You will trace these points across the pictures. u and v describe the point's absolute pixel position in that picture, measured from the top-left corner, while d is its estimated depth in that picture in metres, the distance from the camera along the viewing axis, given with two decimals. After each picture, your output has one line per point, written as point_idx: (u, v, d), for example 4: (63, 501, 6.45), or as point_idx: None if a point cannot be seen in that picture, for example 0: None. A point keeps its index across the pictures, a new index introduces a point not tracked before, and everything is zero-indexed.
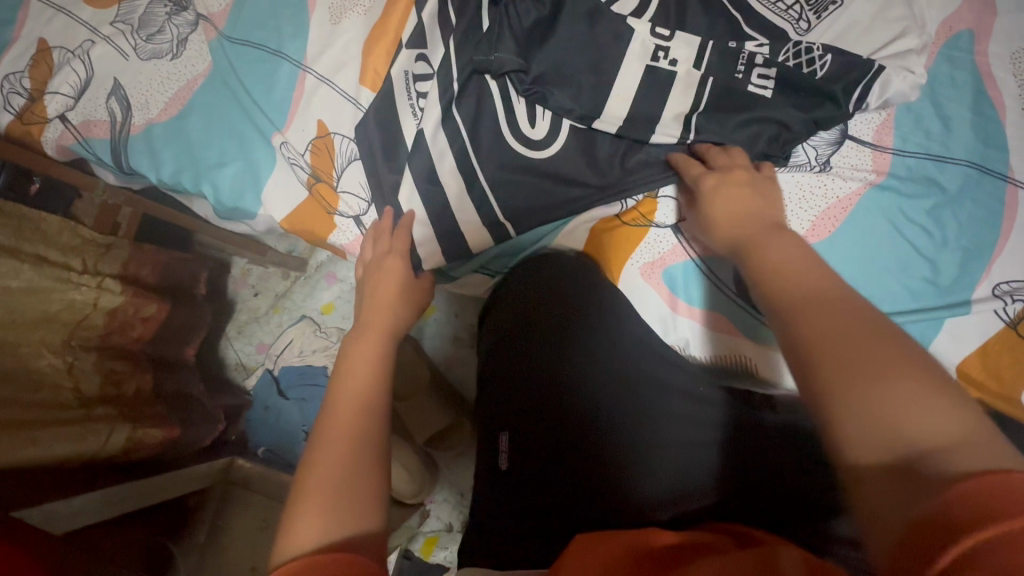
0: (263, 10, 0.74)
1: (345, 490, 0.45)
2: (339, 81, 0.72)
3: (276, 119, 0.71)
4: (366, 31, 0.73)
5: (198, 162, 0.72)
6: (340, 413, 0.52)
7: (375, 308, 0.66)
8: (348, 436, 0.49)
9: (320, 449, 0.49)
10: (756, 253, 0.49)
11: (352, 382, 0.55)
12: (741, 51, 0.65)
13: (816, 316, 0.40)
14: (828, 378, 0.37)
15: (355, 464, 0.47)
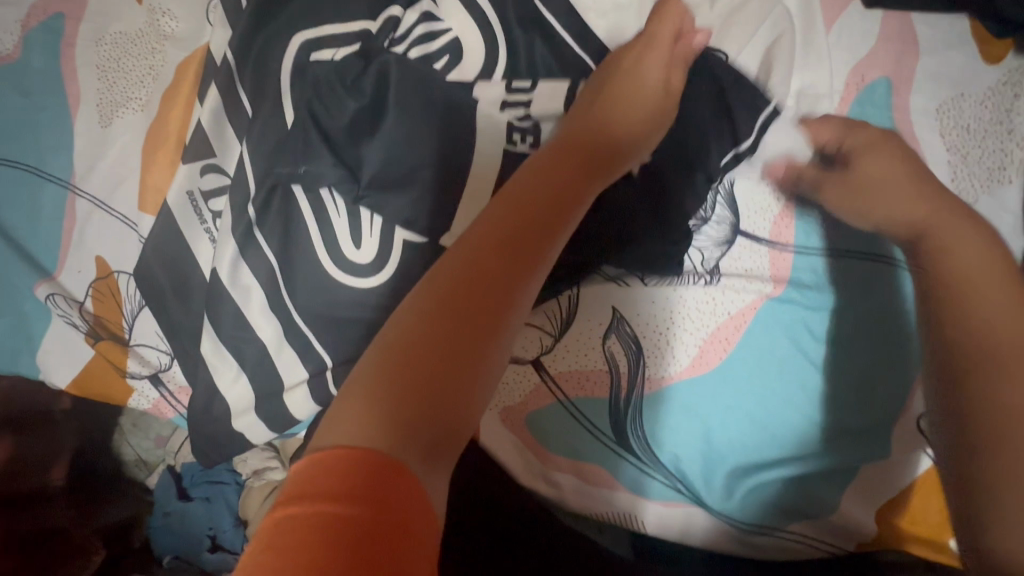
0: (16, 115, 0.59)
1: (412, 416, 0.28)
2: (118, 200, 0.58)
3: (45, 260, 0.58)
4: (145, 133, 0.58)
5: None
6: (437, 307, 0.31)
7: (557, 155, 0.42)
8: (418, 356, 0.29)
9: (382, 345, 0.30)
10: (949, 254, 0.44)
11: (487, 240, 0.33)
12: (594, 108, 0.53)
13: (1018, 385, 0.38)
14: (996, 429, 0.37)
15: (450, 399, 0.29)
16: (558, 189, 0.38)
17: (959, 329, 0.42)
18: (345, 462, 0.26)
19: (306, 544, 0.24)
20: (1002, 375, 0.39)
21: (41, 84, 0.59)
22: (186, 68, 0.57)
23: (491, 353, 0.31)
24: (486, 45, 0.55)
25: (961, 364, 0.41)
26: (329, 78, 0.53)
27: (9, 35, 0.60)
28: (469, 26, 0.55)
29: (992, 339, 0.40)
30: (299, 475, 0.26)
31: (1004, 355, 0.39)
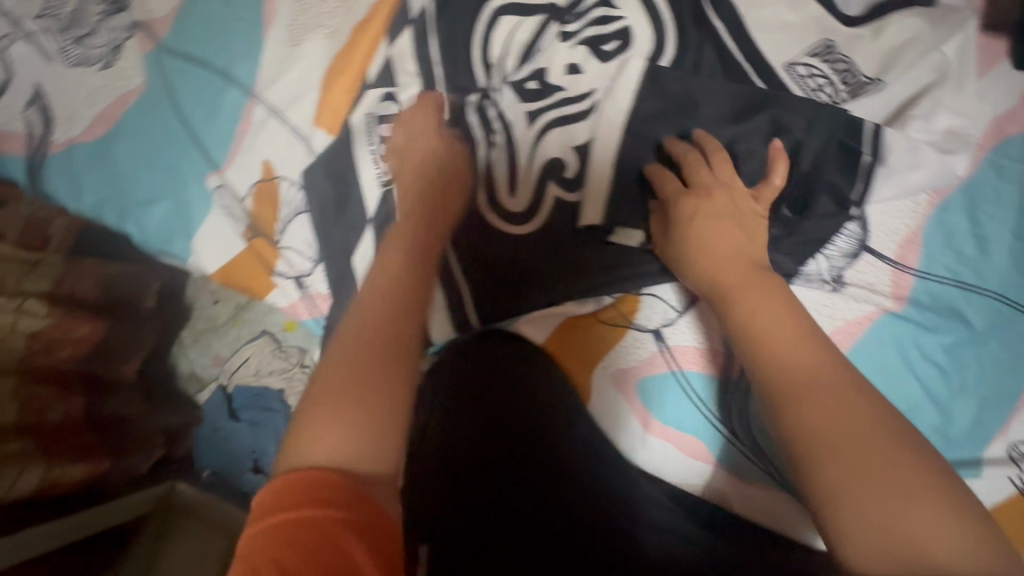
0: (212, 20, 0.64)
1: (366, 437, 0.40)
2: (293, 115, 0.62)
3: (215, 154, 0.62)
4: (330, 58, 0.63)
5: (124, 195, 0.62)
6: (338, 362, 0.43)
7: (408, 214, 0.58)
8: (352, 399, 0.41)
9: (308, 406, 0.41)
10: (732, 301, 0.49)
11: (381, 324, 0.46)
12: (761, 112, 0.57)
13: (813, 403, 0.41)
14: (819, 448, 0.39)
15: (384, 408, 0.41)
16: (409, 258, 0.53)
17: (808, 414, 0.40)
18: (293, 479, 0.37)
19: (301, 538, 0.35)
20: (826, 415, 0.40)
21: None
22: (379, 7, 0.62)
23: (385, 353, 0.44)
24: (655, 41, 0.62)
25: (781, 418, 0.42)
26: None
27: None
28: (643, 23, 0.62)
29: (806, 404, 0.41)
30: (271, 494, 0.37)
31: (805, 421, 0.40)
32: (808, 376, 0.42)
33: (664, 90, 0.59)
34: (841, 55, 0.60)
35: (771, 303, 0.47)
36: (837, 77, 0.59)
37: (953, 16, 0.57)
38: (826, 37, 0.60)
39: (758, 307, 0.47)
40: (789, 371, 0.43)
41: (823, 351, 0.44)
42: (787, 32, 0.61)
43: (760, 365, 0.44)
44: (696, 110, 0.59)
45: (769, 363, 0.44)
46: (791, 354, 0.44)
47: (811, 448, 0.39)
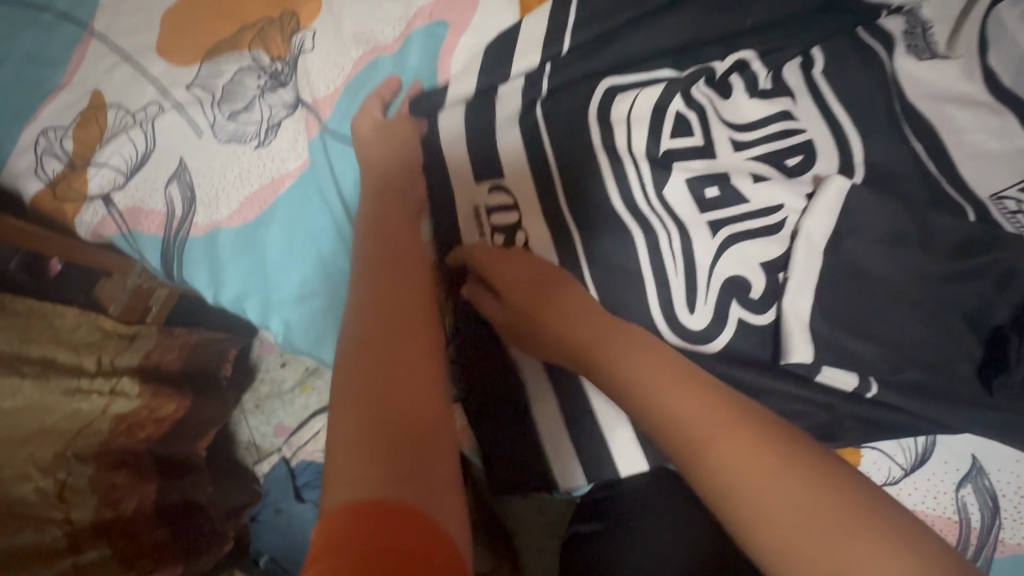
0: (379, 105, 0.59)
1: (378, 445, 0.33)
2: (464, 215, 0.59)
3: None
4: (499, 155, 0.58)
5: (269, 288, 0.57)
6: (348, 353, 0.38)
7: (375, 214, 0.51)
8: (369, 393, 0.35)
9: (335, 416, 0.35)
10: (592, 353, 0.47)
11: (367, 305, 0.40)
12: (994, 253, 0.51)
13: (728, 449, 0.38)
14: (737, 500, 0.37)
15: (418, 398, 0.36)
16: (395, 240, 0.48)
17: (715, 461, 0.38)
18: (343, 518, 0.30)
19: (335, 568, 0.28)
20: (742, 461, 0.37)
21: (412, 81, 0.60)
22: (560, 104, 0.58)
23: (380, 339, 0.38)
24: (843, 160, 0.57)
25: (685, 461, 0.40)
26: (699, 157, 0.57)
27: (392, 29, 0.61)
28: (828, 139, 0.58)
29: (707, 448, 0.39)
30: (323, 539, 0.30)
31: (717, 472, 0.38)
32: (699, 428, 0.39)
33: (878, 214, 0.54)
34: None
35: (667, 364, 0.44)
36: None
37: None
38: None
39: (630, 345, 0.46)
40: (670, 420, 0.41)
41: (704, 390, 0.42)
42: (992, 161, 0.57)
43: (637, 407, 0.43)
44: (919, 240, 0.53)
45: (646, 406, 0.42)
46: (671, 395, 0.42)
47: (731, 500, 0.37)
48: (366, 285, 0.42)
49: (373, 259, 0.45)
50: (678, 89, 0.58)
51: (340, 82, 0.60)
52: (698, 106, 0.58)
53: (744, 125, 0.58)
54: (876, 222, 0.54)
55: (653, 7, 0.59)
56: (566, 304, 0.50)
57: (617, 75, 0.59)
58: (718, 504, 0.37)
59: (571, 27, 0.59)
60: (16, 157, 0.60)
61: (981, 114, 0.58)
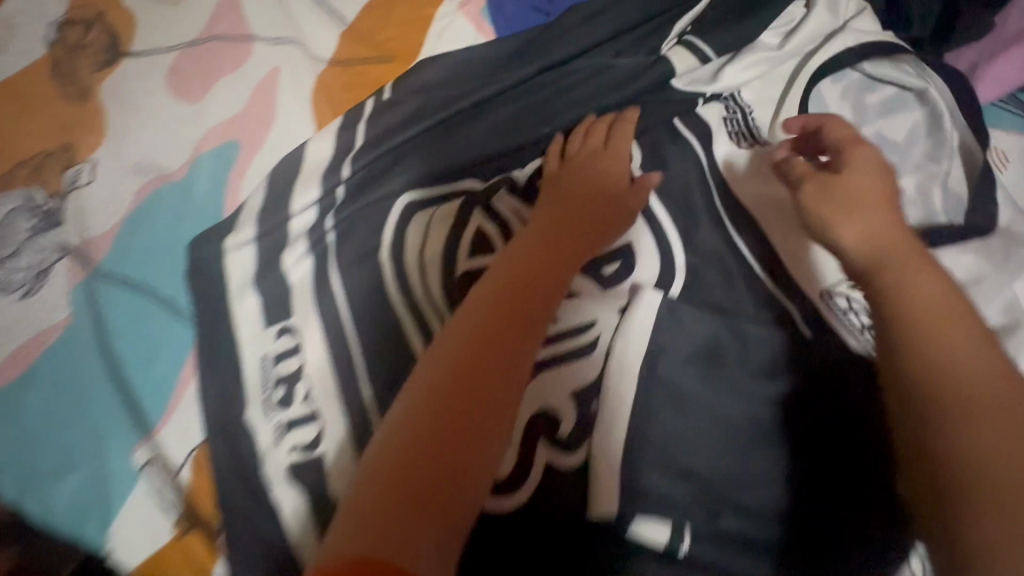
0: (158, 239, 0.54)
1: (398, 531, 0.32)
2: (250, 359, 0.51)
3: (151, 408, 0.50)
4: (289, 285, 0.53)
5: (22, 465, 0.48)
6: (409, 400, 0.38)
7: (547, 226, 0.51)
8: (394, 482, 0.34)
9: (372, 457, 0.36)
10: (884, 297, 0.40)
11: (446, 359, 0.39)
12: (804, 366, 0.48)
13: (987, 425, 0.32)
14: (986, 492, 0.30)
15: (454, 462, 0.35)
16: (534, 271, 0.46)
17: (962, 443, 0.32)
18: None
19: None
20: (989, 420, 0.32)
21: (200, 209, 0.55)
22: (355, 228, 0.54)
23: (450, 403, 0.37)
24: (662, 265, 0.53)
25: (887, 357, 0.37)
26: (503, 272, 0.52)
27: (180, 155, 0.57)
28: (649, 241, 0.54)
29: (949, 370, 0.34)
30: None
31: (983, 454, 0.31)
32: (936, 384, 0.34)
33: (686, 329, 0.50)
34: None
35: (941, 314, 0.37)
36: None
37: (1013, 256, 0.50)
38: None
39: (918, 306, 0.38)
40: (938, 373, 0.34)
41: (1010, 376, 0.34)
42: (815, 254, 0.53)
43: (915, 361, 0.36)
44: (729, 354, 0.49)
45: (911, 356, 0.36)
46: (933, 345, 0.35)
47: (978, 471, 0.31)
48: (449, 339, 0.41)
49: (481, 304, 0.42)
50: (475, 204, 0.55)
51: (118, 218, 0.55)
52: (500, 216, 0.55)
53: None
54: (686, 335, 0.50)
55: (448, 116, 0.57)
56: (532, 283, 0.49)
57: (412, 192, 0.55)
58: (941, 476, 0.32)
59: (360, 145, 0.56)
60: None
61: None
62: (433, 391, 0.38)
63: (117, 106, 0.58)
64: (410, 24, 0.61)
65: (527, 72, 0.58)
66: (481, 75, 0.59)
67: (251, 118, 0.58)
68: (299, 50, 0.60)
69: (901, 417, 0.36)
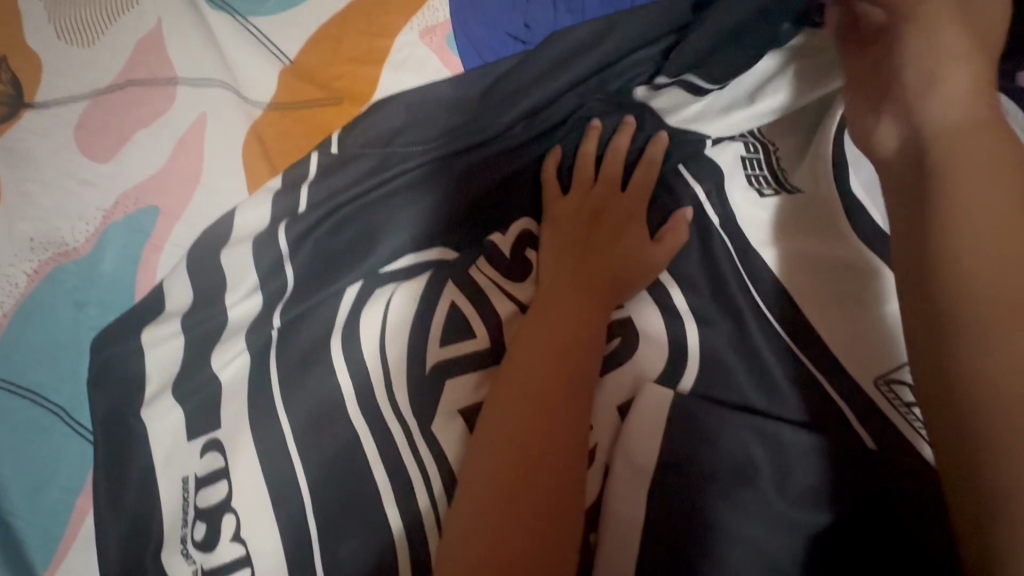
0: (59, 332, 0.45)
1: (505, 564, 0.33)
2: (167, 484, 0.40)
3: (36, 552, 0.40)
4: (212, 388, 0.42)
5: None
6: (478, 480, 0.36)
7: (571, 273, 0.44)
8: (499, 523, 0.35)
9: (465, 503, 0.36)
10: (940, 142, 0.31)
11: (519, 400, 0.38)
12: (870, 495, 0.36)
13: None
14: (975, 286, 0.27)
15: (550, 503, 0.35)
16: (565, 342, 0.40)
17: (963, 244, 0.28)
18: None
19: None
20: (1019, 317, 0.26)
21: (107, 289, 0.46)
22: (295, 310, 0.43)
23: (541, 450, 0.36)
24: (671, 351, 0.43)
25: (927, 206, 0.30)
26: (481, 365, 0.42)
27: (84, 226, 0.48)
28: (654, 320, 0.44)
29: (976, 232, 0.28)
30: None
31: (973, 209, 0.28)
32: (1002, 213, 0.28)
33: (710, 439, 0.39)
34: None
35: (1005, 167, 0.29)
36: None
37: None
38: None
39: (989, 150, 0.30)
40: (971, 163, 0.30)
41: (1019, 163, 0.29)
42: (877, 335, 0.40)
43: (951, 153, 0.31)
44: (769, 471, 0.38)
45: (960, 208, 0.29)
46: (978, 153, 0.30)
47: (984, 255, 0.27)
48: (519, 371, 0.39)
49: (513, 402, 0.38)
50: (446, 278, 0.44)
51: (8, 306, 0.45)
52: (479, 295, 0.44)
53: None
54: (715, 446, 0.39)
55: (406, 170, 0.46)
56: None
57: (366, 264, 0.44)
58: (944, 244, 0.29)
59: (303, 210, 0.45)
60: None
61: (836, 258, 0.42)
62: (526, 438, 0.37)
63: (16, 168, 0.49)
64: (358, 59, 0.52)
65: (506, 118, 0.47)
66: (453, 119, 0.48)
67: (170, 177, 0.49)
68: (228, 94, 0.51)
69: (908, 249, 0.30)
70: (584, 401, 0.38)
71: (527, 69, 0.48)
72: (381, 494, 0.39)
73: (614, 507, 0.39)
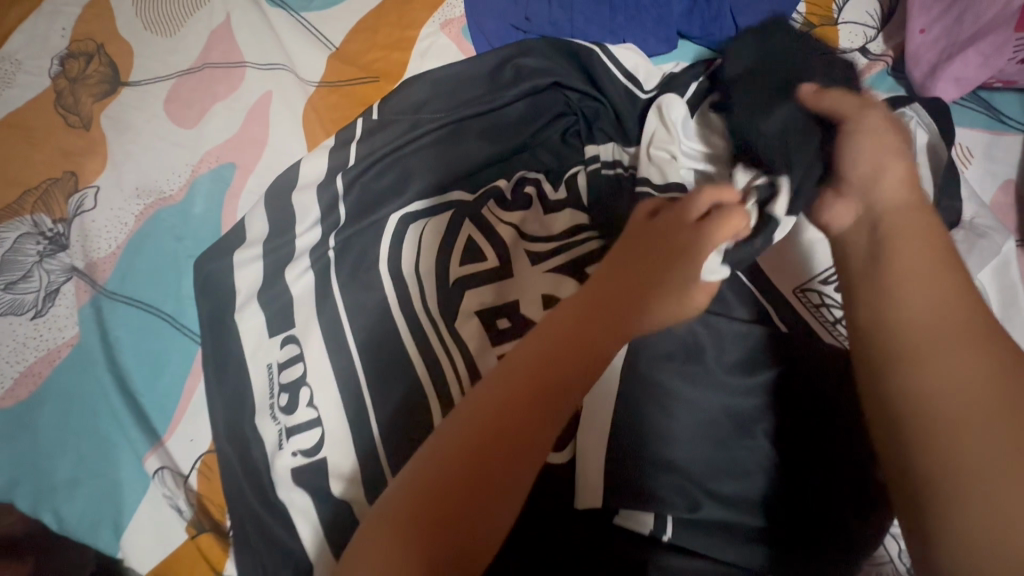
0: (162, 258, 0.57)
1: (480, 438, 0.35)
2: (256, 367, 0.53)
3: (156, 420, 0.53)
4: (290, 299, 0.54)
5: (43, 475, 0.52)
6: (530, 350, 0.37)
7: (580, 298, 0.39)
8: (509, 403, 0.35)
9: (509, 362, 0.37)
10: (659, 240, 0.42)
11: (585, 301, 0.39)
12: (779, 362, 0.49)
13: (941, 361, 0.34)
14: (920, 391, 0.34)
15: (563, 399, 0.36)
16: (558, 366, 0.36)
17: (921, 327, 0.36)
18: (437, 442, 0.35)
19: (438, 469, 0.34)
20: (934, 379, 0.34)
21: (198, 226, 0.58)
22: (349, 238, 0.55)
23: (584, 360, 0.37)
24: None
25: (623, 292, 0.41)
26: (493, 277, 0.54)
27: (176, 177, 0.60)
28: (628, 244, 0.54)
29: (935, 394, 0.34)
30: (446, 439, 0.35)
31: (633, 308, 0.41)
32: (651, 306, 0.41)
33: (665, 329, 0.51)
34: None
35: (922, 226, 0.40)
36: None
37: (983, 245, 0.51)
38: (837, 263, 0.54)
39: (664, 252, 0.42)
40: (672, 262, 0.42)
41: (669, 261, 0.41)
42: (791, 257, 0.55)
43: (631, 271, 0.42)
44: (711, 349, 0.50)
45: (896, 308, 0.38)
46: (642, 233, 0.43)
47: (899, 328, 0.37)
48: (603, 284, 0.40)
49: (572, 313, 0.38)
50: (465, 215, 0.56)
51: (121, 238, 0.58)
52: (489, 229, 0.56)
53: (546, 241, 0.56)
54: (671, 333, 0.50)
55: (434, 131, 0.58)
56: (544, 250, 0.55)
57: (404, 204, 0.56)
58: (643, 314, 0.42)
59: (353, 163, 0.57)
60: None
61: None
62: (583, 346, 0.37)
63: (119, 132, 0.62)
64: (392, 46, 0.64)
65: (510, 93, 0.59)
66: (470, 91, 0.60)
67: (244, 139, 0.61)
68: (288, 74, 0.63)
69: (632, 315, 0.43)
70: (545, 443, 0.36)
71: (528, 53, 0.60)
72: (418, 372, 0.51)
73: (599, 382, 0.50)
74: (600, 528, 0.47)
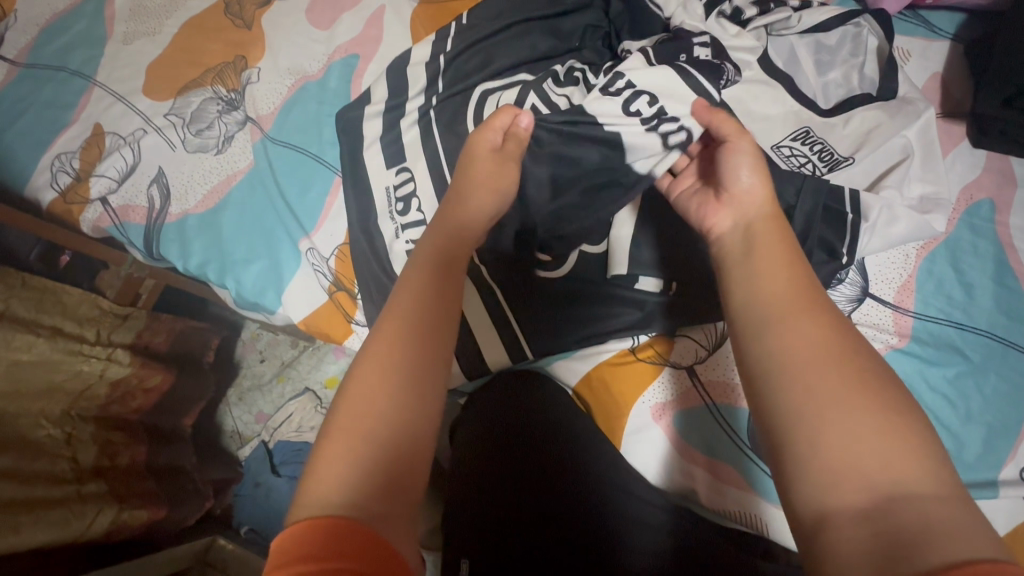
0: (308, 116, 0.79)
1: (388, 410, 0.37)
2: (378, 187, 0.73)
3: (306, 221, 0.74)
4: (402, 142, 0.74)
5: (224, 256, 0.74)
6: (372, 362, 0.39)
7: (432, 254, 0.48)
8: (376, 420, 0.37)
9: (357, 372, 0.39)
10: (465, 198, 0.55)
11: (414, 292, 0.43)
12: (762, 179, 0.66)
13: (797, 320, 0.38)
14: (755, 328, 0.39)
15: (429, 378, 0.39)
16: (425, 339, 0.41)
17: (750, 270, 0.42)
18: (333, 464, 0.35)
19: (333, 478, 0.34)
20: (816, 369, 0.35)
21: (333, 96, 0.80)
22: (445, 99, 0.75)
23: (438, 322, 0.42)
24: None
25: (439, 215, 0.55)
26: None
27: (317, 63, 0.82)
28: None
29: (794, 354, 0.36)
30: (321, 473, 0.35)
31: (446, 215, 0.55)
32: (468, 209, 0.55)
33: None
34: (818, 137, 0.72)
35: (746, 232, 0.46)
36: (816, 157, 0.71)
37: (909, 110, 0.70)
38: (804, 124, 0.72)
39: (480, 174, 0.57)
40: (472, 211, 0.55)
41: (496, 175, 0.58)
42: (771, 120, 0.73)
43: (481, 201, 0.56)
44: None
45: (750, 293, 0.41)
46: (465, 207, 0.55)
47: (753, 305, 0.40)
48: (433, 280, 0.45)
49: (406, 299, 0.43)
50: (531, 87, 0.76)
51: (278, 102, 0.79)
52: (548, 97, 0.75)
53: None
54: None
55: (508, 30, 0.79)
56: None
57: (486, 77, 0.76)
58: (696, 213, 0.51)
59: (449, 51, 0.78)
60: (37, 174, 0.79)
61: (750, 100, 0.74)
62: (423, 317, 0.42)
63: (274, 32, 0.84)
64: None
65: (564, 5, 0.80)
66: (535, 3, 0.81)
67: (366, 37, 0.82)
68: None
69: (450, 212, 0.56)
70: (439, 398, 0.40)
71: None
72: None
73: None
74: (626, 289, 0.65)
